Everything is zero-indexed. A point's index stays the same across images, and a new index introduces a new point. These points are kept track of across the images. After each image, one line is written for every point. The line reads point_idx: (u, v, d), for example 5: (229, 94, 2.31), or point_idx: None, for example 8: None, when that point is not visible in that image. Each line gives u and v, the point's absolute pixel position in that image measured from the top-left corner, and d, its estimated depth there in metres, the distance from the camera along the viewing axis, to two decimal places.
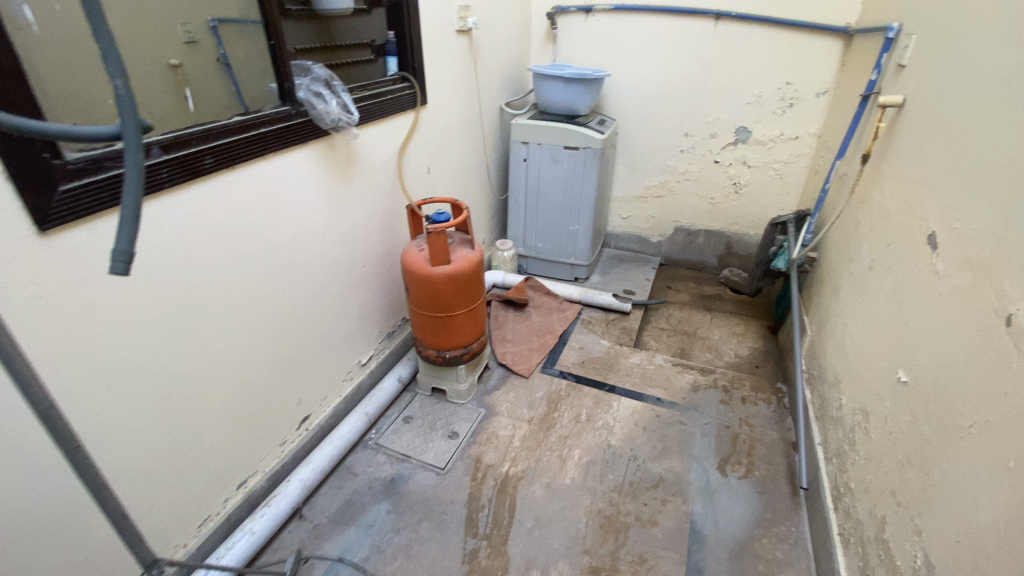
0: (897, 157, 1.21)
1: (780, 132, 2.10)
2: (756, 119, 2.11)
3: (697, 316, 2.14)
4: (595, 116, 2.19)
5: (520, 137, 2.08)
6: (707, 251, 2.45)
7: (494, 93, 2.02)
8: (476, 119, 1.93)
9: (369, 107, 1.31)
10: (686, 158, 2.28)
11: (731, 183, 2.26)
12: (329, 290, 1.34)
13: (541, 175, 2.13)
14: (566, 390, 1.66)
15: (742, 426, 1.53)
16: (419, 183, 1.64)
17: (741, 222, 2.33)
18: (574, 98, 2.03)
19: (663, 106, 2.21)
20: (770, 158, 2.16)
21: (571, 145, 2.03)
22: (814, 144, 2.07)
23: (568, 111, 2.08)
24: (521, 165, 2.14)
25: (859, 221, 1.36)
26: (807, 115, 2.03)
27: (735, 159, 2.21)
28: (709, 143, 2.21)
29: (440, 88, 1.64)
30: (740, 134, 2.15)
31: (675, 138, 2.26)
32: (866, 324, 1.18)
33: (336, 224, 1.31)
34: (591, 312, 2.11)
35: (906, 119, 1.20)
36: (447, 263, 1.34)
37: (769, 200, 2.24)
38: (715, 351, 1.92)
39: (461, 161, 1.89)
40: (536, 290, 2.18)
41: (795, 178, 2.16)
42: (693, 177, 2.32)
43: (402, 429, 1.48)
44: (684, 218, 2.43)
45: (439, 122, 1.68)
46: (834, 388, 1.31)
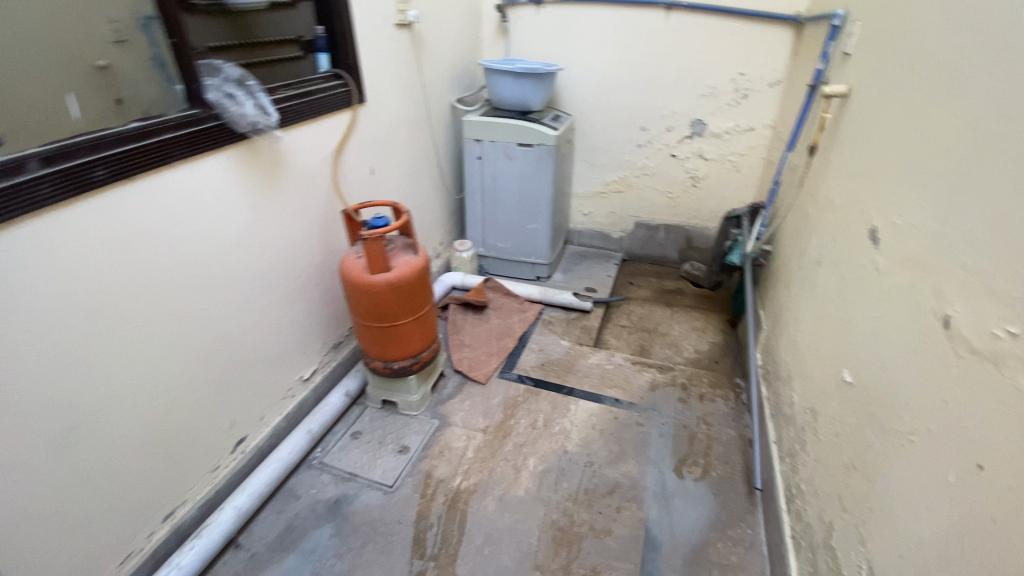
0: (841, 150, 1.19)
1: (734, 124, 2.08)
2: (711, 111, 2.08)
3: (658, 312, 2.12)
4: (549, 111, 2.13)
5: (472, 134, 2.01)
6: (668, 245, 2.43)
7: (443, 89, 1.95)
8: (425, 117, 1.85)
9: (294, 108, 1.24)
10: (644, 152, 2.25)
11: (689, 176, 2.24)
12: (259, 304, 1.26)
13: (497, 173, 2.07)
14: (523, 395, 1.61)
15: (699, 425, 1.51)
16: (361, 186, 1.56)
17: (701, 216, 2.31)
18: (526, 93, 1.97)
19: (619, 99, 2.17)
20: (726, 151, 2.14)
21: (525, 142, 1.97)
22: (769, 135, 2.06)
23: (520, 106, 2.02)
24: (475, 163, 2.07)
25: (808, 215, 1.34)
26: (761, 106, 2.02)
27: (692, 152, 2.19)
28: (666, 137, 2.19)
29: (380, 86, 1.57)
30: (696, 127, 2.13)
31: (632, 132, 2.22)
32: (815, 320, 1.16)
33: (264, 234, 1.24)
34: (551, 312, 2.06)
35: (850, 110, 1.18)
36: (387, 271, 1.27)
37: (726, 192, 2.23)
38: (675, 347, 1.90)
39: (409, 161, 1.81)
40: (496, 291, 2.12)
41: (752, 170, 2.15)
42: (651, 172, 2.29)
43: (349, 446, 1.42)
44: (644, 213, 2.40)
45: (380, 121, 1.61)
46: (786, 385, 1.30)
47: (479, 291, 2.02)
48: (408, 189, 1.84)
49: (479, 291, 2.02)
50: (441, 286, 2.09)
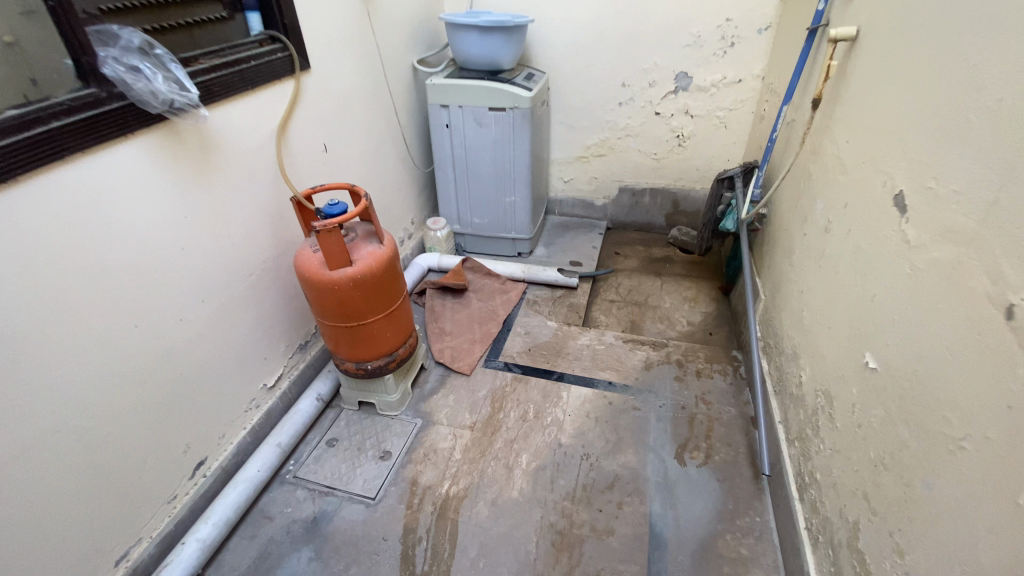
0: (850, 101, 1.06)
1: (721, 76, 1.92)
2: (696, 62, 1.92)
3: (647, 284, 2.02)
4: (521, 69, 1.94)
5: (438, 99, 1.81)
6: (654, 210, 2.31)
7: (401, 50, 1.74)
8: (383, 83, 1.65)
9: (220, 80, 1.05)
10: (625, 111, 2.09)
11: (674, 135, 2.10)
12: (204, 312, 1.11)
13: (468, 142, 1.89)
14: (511, 385, 1.50)
15: (698, 405, 1.43)
16: (314, 165, 1.38)
17: (687, 178, 2.19)
18: (494, 50, 1.78)
19: (596, 53, 1.99)
20: (714, 105, 1.99)
21: (497, 106, 1.78)
22: (758, 86, 1.91)
23: (489, 66, 1.83)
24: (443, 132, 1.89)
25: (812, 175, 1.22)
26: (749, 54, 1.86)
27: (677, 109, 2.03)
28: (648, 93, 2.02)
29: (325, 49, 1.37)
30: (680, 81, 1.97)
31: (612, 90, 2.05)
32: (826, 294, 1.06)
33: (200, 232, 1.08)
34: (536, 290, 1.94)
35: (860, 54, 1.04)
36: (348, 265, 1.12)
37: (714, 151, 2.09)
38: (667, 321, 1.81)
39: (368, 135, 1.63)
40: (475, 271, 1.99)
41: (741, 125, 2.01)
42: (634, 132, 2.14)
43: (325, 456, 1.30)
44: (628, 177, 2.26)
45: (330, 90, 1.41)
46: (792, 362, 1.21)
47: (458, 274, 1.89)
48: (369, 167, 1.66)
49: (458, 274, 1.89)
50: (416, 269, 1.96)
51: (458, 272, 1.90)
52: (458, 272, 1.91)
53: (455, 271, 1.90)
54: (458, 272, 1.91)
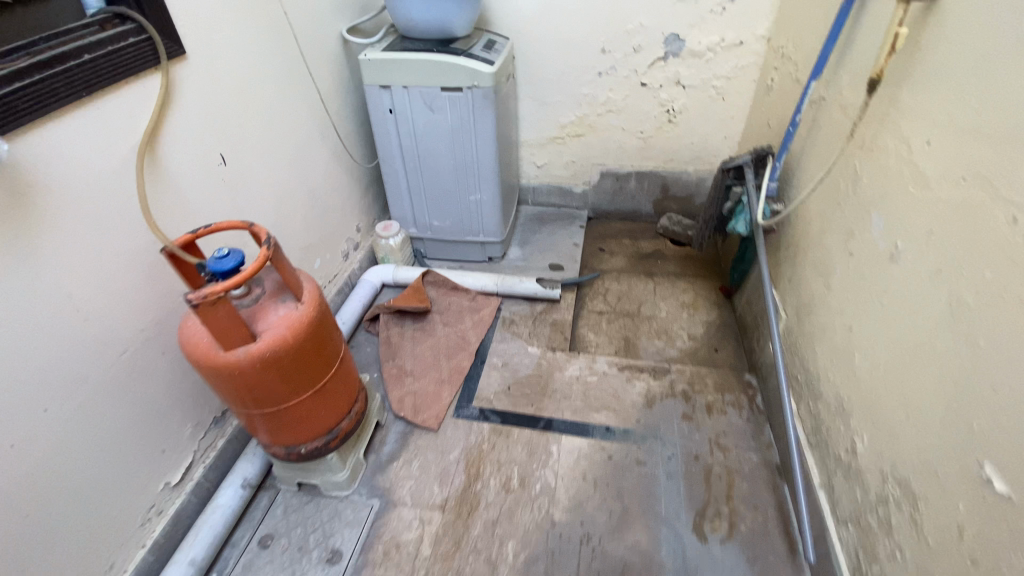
0: (931, 85, 0.78)
1: (719, 38, 1.60)
2: (690, 22, 1.59)
3: (638, 288, 1.76)
4: (479, 35, 1.57)
5: (376, 79, 1.44)
6: (640, 196, 2.04)
7: (323, 16, 1.35)
8: (300, 63, 1.28)
9: (27, 92, 0.69)
10: (606, 82, 1.76)
11: (664, 110, 1.79)
12: (50, 424, 0.79)
13: (418, 131, 1.53)
14: (489, 441, 1.23)
15: (713, 452, 1.20)
16: (208, 185, 1.03)
17: (678, 159, 1.90)
18: (443, 12, 1.40)
19: (569, 12, 1.63)
20: (709, 74, 1.68)
21: (450, 85, 1.42)
22: (763, 49, 1.60)
23: (438, 33, 1.46)
24: (386, 119, 1.52)
25: (862, 179, 0.95)
26: (754, 10, 1.53)
27: (667, 79, 1.71)
28: (632, 61, 1.69)
29: (205, 22, 0.98)
30: (671, 45, 1.64)
31: (590, 58, 1.71)
32: (894, 348, 0.81)
33: (28, 318, 0.74)
34: (512, 305, 1.66)
35: (946, 18, 0.75)
36: (248, 341, 0.81)
37: (710, 127, 1.80)
38: (666, 336, 1.56)
39: (286, 133, 1.27)
40: (438, 286, 1.68)
41: (741, 96, 1.71)
42: (616, 108, 1.82)
43: (257, 564, 1.03)
44: (610, 160, 1.96)
45: (221, 79, 1.04)
46: (837, 416, 0.97)
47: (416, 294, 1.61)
48: (291, 173, 1.31)
49: (417, 294, 1.62)
50: (368, 286, 1.65)
51: (416, 292, 1.63)
52: (417, 290, 1.64)
53: (412, 291, 1.62)
54: (416, 291, 1.63)
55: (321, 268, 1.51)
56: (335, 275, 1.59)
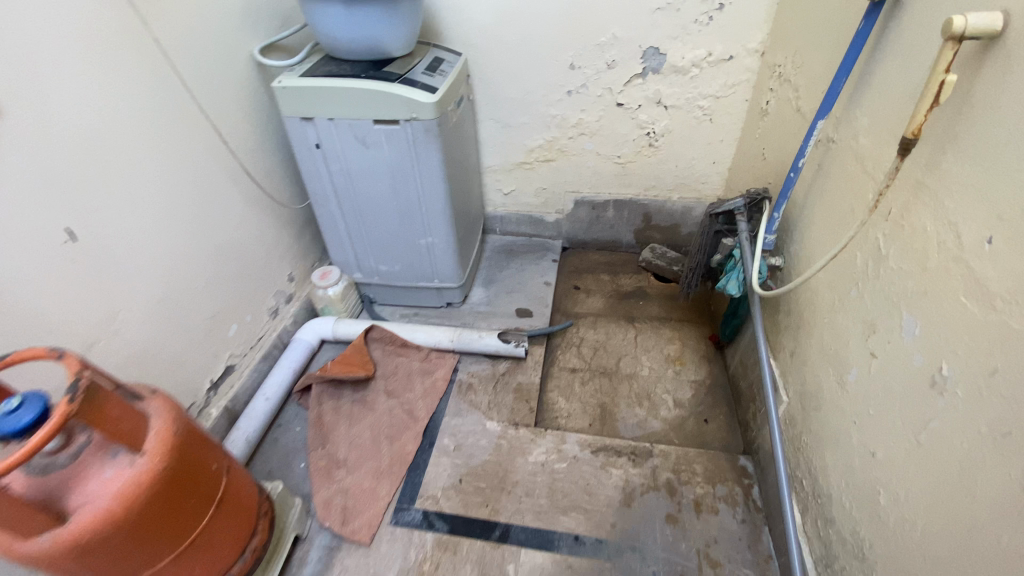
0: (988, 159, 0.56)
1: (706, 53, 1.38)
2: (670, 34, 1.37)
3: (617, 337, 1.54)
4: (423, 54, 1.33)
5: (295, 110, 1.20)
6: (620, 226, 1.82)
7: (223, 37, 1.12)
8: (188, 98, 1.05)
9: None
10: (576, 102, 1.54)
11: (643, 133, 1.57)
12: None
13: (352, 168, 1.29)
14: (433, 559, 1.02)
15: (703, 569, 1.00)
16: (46, 269, 0.83)
17: (661, 185, 1.69)
18: (373, 29, 1.16)
19: (532, 23, 1.40)
20: (695, 93, 1.46)
21: (382, 117, 1.19)
22: (756, 65, 1.38)
23: (370, 53, 1.21)
24: (313, 155, 1.28)
25: (887, 261, 0.73)
26: (746, 20, 1.31)
27: (646, 98, 1.50)
28: (605, 78, 1.47)
29: (25, 66, 0.77)
30: (650, 59, 1.42)
31: (557, 75, 1.49)
32: (936, 509, 0.61)
33: None
34: (471, 364, 1.42)
35: (1011, 68, 0.53)
36: (48, 524, 0.60)
37: (695, 151, 1.59)
38: (648, 402, 1.35)
39: (171, 184, 1.04)
40: (384, 343, 1.44)
41: (731, 117, 1.49)
42: (589, 131, 1.61)
43: None
44: (584, 186, 1.75)
45: (59, 137, 0.83)
46: (853, 559, 0.77)
47: (355, 360, 1.37)
48: (184, 230, 1.09)
49: (356, 359, 1.38)
50: (301, 346, 1.42)
51: (355, 355, 1.38)
52: (356, 351, 1.40)
53: (351, 355, 1.38)
54: (355, 353, 1.39)
55: (237, 333, 1.27)
56: (261, 337, 1.36)
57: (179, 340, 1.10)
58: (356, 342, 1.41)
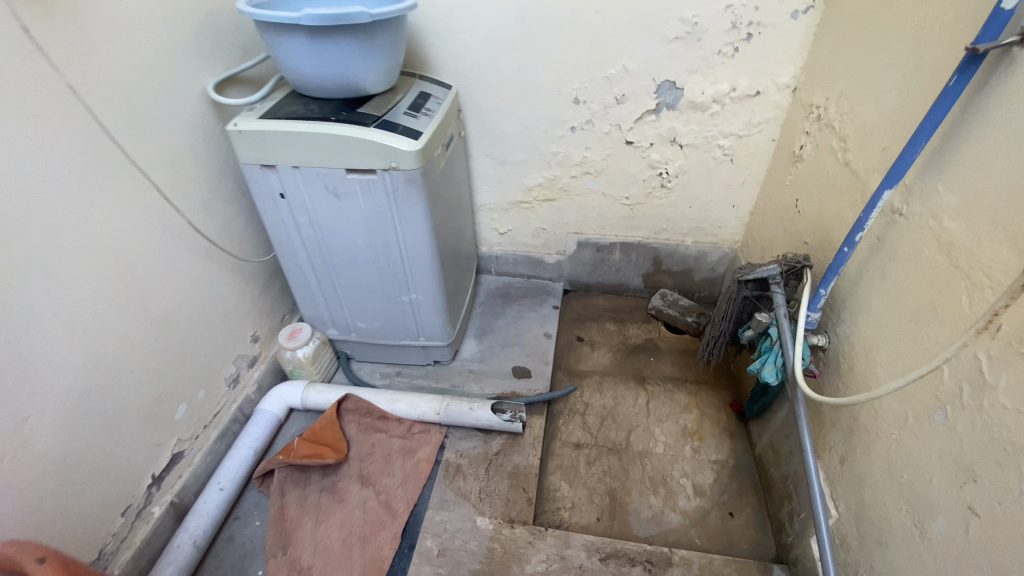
0: None
1: (729, 88, 1.22)
2: (688, 67, 1.21)
3: (626, 404, 1.36)
4: (407, 88, 1.16)
5: (255, 156, 1.02)
6: (627, 269, 1.65)
7: (167, 74, 0.96)
8: (121, 151, 0.88)
9: None
10: (581, 139, 1.39)
11: (655, 173, 1.42)
12: None
13: (322, 221, 1.11)
14: None
15: None
16: None
17: (673, 228, 1.53)
18: (345, 64, 0.99)
19: (533, 52, 1.25)
20: (715, 131, 1.30)
21: (356, 166, 1.01)
22: (786, 102, 1.22)
23: (342, 90, 1.04)
24: (277, 206, 1.11)
25: (995, 394, 0.57)
26: (777, 53, 1.16)
27: (658, 136, 1.34)
28: (613, 114, 1.32)
29: None
30: (664, 94, 1.26)
31: (560, 109, 1.34)
32: None
33: None
34: (461, 440, 1.24)
35: None
36: None
37: (713, 193, 1.43)
38: (664, 489, 1.17)
39: (102, 254, 0.88)
40: (360, 416, 1.26)
41: (755, 158, 1.33)
42: (595, 169, 1.45)
43: None
44: (588, 227, 1.59)
45: None
46: None
47: (325, 442, 1.20)
48: (119, 306, 0.92)
49: (326, 439, 1.20)
50: (266, 419, 1.24)
51: (325, 435, 1.21)
52: (327, 428, 1.22)
53: (320, 435, 1.21)
54: (325, 431, 1.21)
55: (186, 415, 1.10)
56: (217, 412, 1.19)
57: (107, 436, 0.93)
58: (326, 418, 1.23)
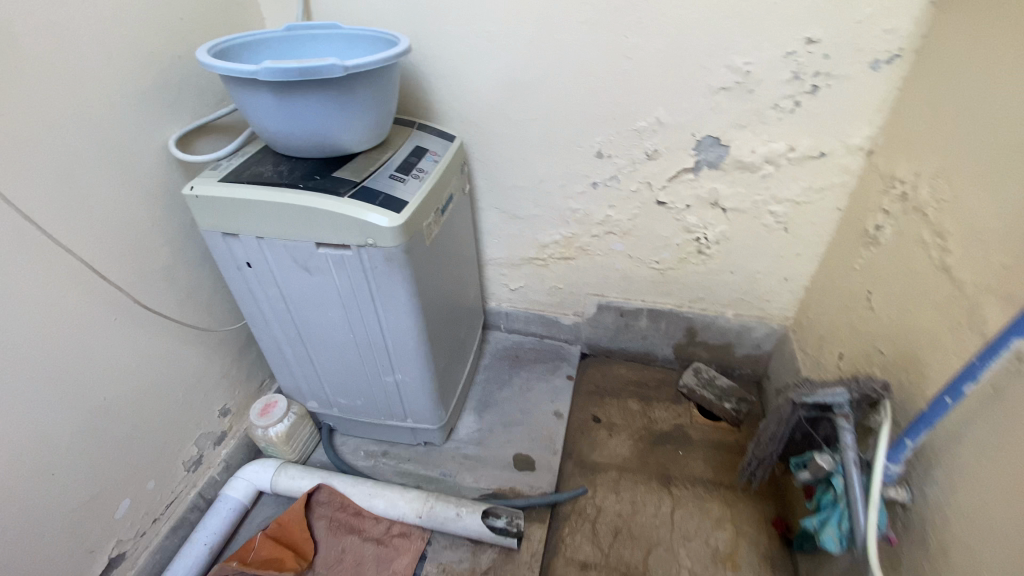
0: None
1: (788, 147, 1.02)
2: (737, 122, 1.02)
3: (647, 512, 1.16)
4: (401, 142, 1.01)
5: (214, 223, 0.88)
6: (655, 338, 1.44)
7: (116, 132, 0.83)
8: (47, 227, 0.74)
9: None
10: (604, 196, 1.20)
11: (691, 237, 1.21)
12: None
13: (294, 297, 0.96)
14: None
15: None
16: None
17: (711, 298, 1.32)
18: (319, 122, 0.83)
19: (552, 101, 1.08)
20: (767, 194, 1.10)
21: (326, 240, 0.85)
22: (859, 166, 1.02)
23: (316, 149, 0.88)
24: (243, 276, 0.96)
25: None
26: (848, 109, 0.96)
27: (696, 198, 1.14)
28: (643, 171, 1.13)
29: None
30: (707, 150, 1.06)
31: (580, 163, 1.16)
32: None
33: None
34: (448, 550, 1.07)
35: None
36: None
37: (761, 263, 1.22)
38: None
39: (27, 348, 0.74)
40: (333, 511, 1.11)
41: (815, 228, 1.12)
42: (620, 230, 1.25)
43: None
44: (610, 290, 1.39)
45: None
46: None
47: (290, 543, 1.06)
48: (49, 405, 0.79)
49: (292, 540, 1.06)
50: (228, 507, 1.09)
51: (291, 534, 1.06)
52: (293, 524, 1.07)
53: (286, 534, 1.06)
54: (291, 530, 1.07)
55: (129, 512, 0.96)
56: (171, 503, 1.04)
57: (21, 560, 0.79)
58: (294, 514, 1.08)
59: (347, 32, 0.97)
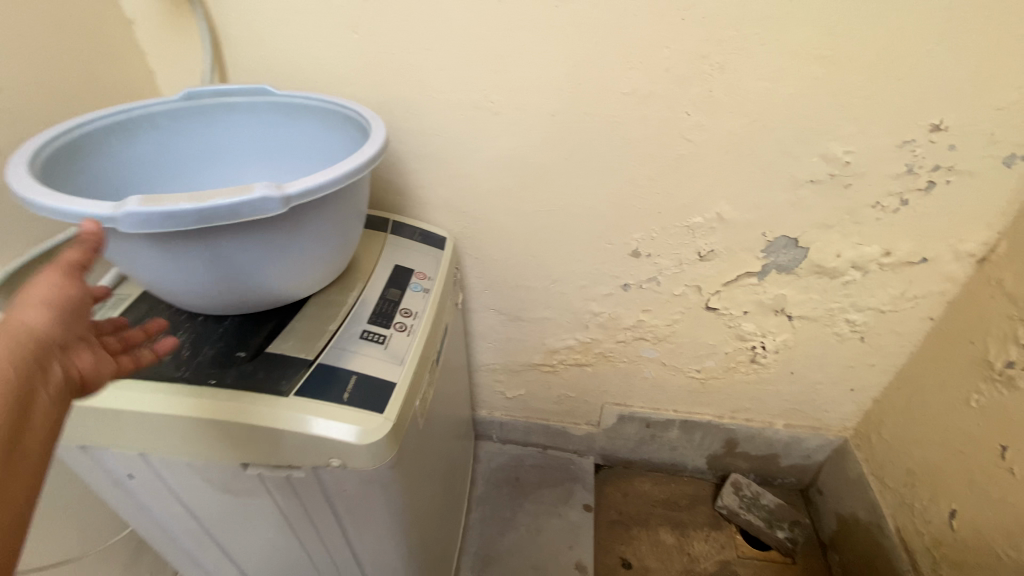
0: None
1: (883, 251, 0.79)
2: (823, 221, 0.77)
3: None
4: (373, 262, 0.69)
5: (66, 435, 0.54)
6: (685, 449, 1.19)
7: None
8: None
9: None
10: (636, 300, 0.93)
11: (742, 346, 0.97)
12: None
13: (210, 517, 0.62)
14: None
15: None
16: None
17: (758, 408, 1.08)
18: (242, 272, 0.50)
19: (576, 189, 0.79)
20: (846, 302, 0.87)
21: (260, 460, 0.52)
22: (968, 273, 0.80)
23: (244, 303, 0.55)
24: (125, 491, 0.61)
25: None
26: (969, 210, 0.73)
27: (755, 304, 0.90)
28: (691, 274, 0.87)
29: None
30: (778, 252, 0.82)
31: (609, 263, 0.88)
32: None
33: None
34: None
35: None
36: None
37: (825, 372, 0.99)
38: None
39: None
40: None
41: (899, 339, 0.90)
42: (653, 337, 0.99)
43: None
44: (634, 400, 1.12)
45: None
46: None
47: (77, 344, 0.38)
48: None
49: (84, 312, 0.39)
50: None
51: (83, 320, 0.39)
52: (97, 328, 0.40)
53: (70, 277, 0.38)
54: (87, 309, 0.39)
55: None
56: None
57: None
58: (82, 253, 0.39)
59: (283, 100, 0.64)
